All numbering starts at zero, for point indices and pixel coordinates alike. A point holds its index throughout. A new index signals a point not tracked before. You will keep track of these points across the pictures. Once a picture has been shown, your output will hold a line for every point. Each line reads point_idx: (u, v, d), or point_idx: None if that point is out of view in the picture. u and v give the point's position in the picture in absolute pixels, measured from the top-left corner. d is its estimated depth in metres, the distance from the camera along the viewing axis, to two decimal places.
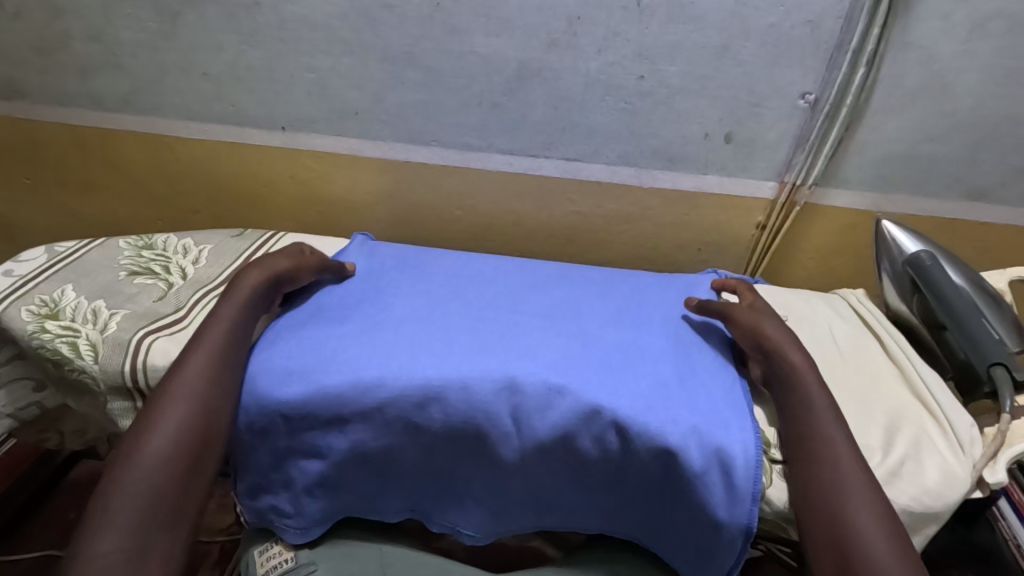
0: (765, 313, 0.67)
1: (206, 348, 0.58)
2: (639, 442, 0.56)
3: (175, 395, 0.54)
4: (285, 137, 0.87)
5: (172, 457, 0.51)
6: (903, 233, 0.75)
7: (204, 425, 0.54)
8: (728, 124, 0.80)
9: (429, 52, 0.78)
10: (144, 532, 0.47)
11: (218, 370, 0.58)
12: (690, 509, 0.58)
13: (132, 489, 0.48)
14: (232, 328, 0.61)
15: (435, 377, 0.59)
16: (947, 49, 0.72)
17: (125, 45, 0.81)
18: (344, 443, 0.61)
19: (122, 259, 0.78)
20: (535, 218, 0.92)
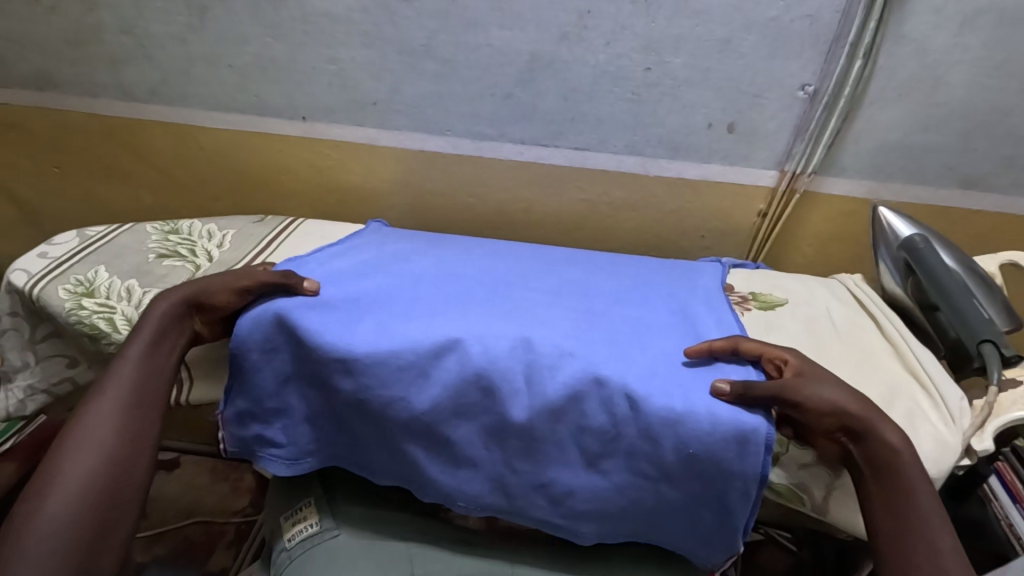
0: (821, 379, 0.58)
1: (106, 399, 0.58)
2: (648, 404, 0.58)
3: (71, 450, 0.55)
4: (305, 127, 0.91)
5: (80, 504, 0.52)
6: (899, 218, 0.78)
7: (109, 478, 0.54)
8: (731, 114, 0.83)
9: (445, 45, 0.81)
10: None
11: (122, 420, 0.58)
12: (700, 476, 0.58)
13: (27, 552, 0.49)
14: (138, 371, 0.60)
15: (455, 333, 0.63)
16: (941, 42, 0.75)
17: (154, 37, 0.85)
18: (349, 386, 0.62)
19: (150, 243, 0.82)
20: (544, 206, 0.95)
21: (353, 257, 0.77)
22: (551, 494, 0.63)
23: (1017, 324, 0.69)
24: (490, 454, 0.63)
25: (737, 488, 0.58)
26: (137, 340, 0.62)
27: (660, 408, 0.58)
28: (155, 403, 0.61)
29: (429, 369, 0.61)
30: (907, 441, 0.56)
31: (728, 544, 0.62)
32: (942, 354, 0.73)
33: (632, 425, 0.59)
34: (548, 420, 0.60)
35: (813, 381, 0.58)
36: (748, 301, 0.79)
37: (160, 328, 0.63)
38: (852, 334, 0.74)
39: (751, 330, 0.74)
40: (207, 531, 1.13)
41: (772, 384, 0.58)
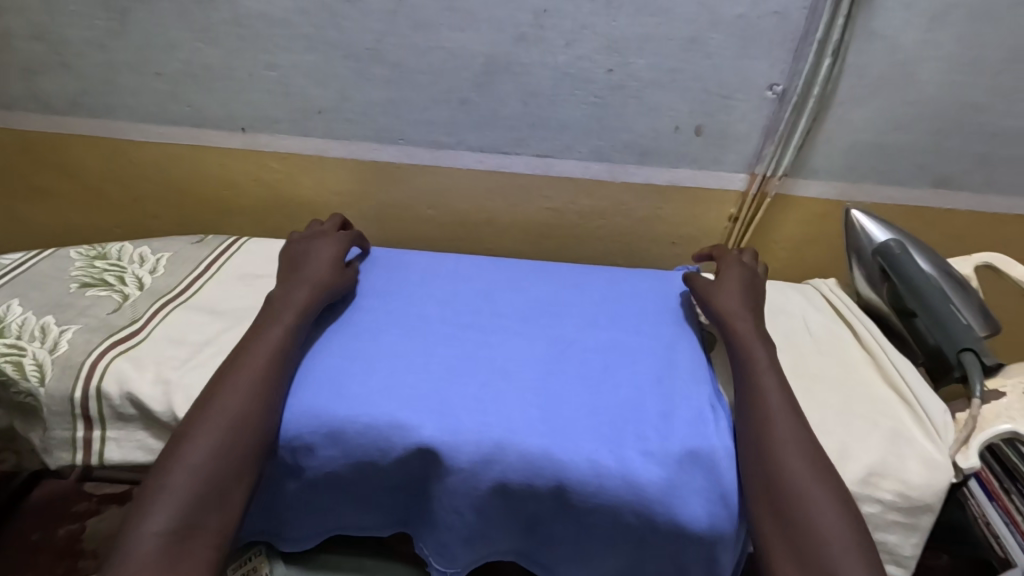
0: (730, 287, 0.69)
1: (250, 364, 0.57)
2: (630, 465, 0.55)
3: (230, 387, 0.55)
4: (246, 138, 0.84)
5: (228, 441, 0.52)
6: (872, 222, 0.75)
7: (241, 444, 0.53)
8: (698, 117, 0.79)
9: (394, 48, 0.75)
10: (174, 544, 0.47)
11: (262, 388, 0.56)
12: (677, 539, 0.55)
13: (164, 499, 0.49)
14: (282, 333, 0.61)
15: (415, 391, 0.59)
16: (911, 38, 0.72)
17: (71, 43, 0.77)
18: (315, 464, 0.57)
19: (72, 270, 0.74)
20: (508, 215, 0.91)
21: None
22: (539, 534, 0.59)
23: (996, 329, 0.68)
24: (464, 517, 0.56)
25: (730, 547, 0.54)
26: (286, 307, 0.64)
27: (643, 454, 0.56)
28: (284, 381, 0.58)
29: (389, 437, 0.56)
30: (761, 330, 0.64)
31: None
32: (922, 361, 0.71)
33: (615, 478, 0.54)
34: (524, 472, 0.55)
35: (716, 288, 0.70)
36: None
37: (296, 316, 0.63)
38: (831, 345, 0.71)
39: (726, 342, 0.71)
40: None
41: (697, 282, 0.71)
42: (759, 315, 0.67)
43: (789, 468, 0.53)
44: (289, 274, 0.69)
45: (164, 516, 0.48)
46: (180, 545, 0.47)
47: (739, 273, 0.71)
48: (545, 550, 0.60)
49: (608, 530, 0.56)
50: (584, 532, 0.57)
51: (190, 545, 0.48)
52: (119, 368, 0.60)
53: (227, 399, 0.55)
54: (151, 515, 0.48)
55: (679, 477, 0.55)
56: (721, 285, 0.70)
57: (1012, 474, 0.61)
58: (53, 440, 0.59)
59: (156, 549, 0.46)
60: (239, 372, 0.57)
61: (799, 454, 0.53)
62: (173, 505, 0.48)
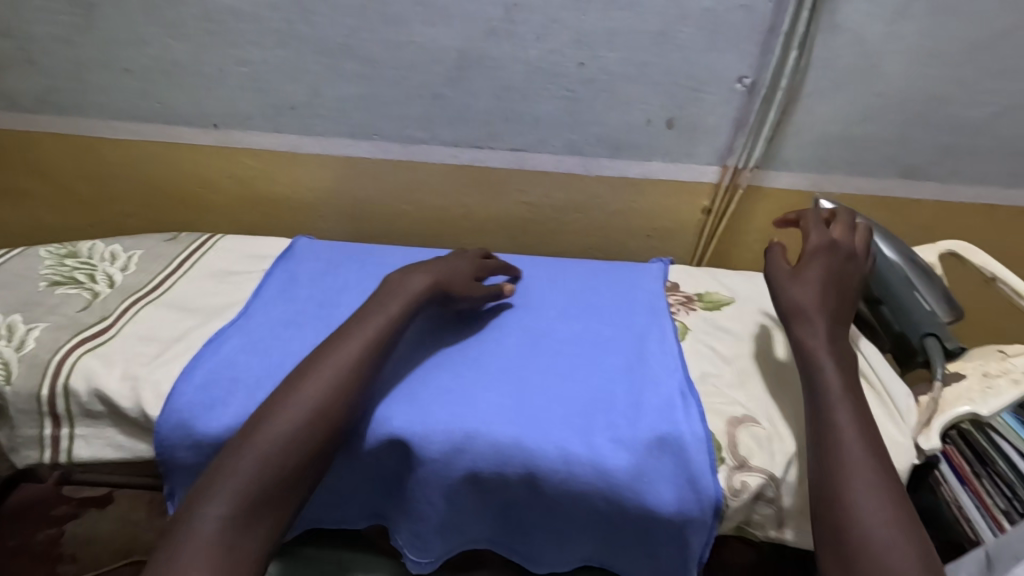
0: (805, 279, 0.60)
1: (342, 354, 0.55)
2: (600, 451, 0.56)
3: (311, 381, 0.53)
4: (219, 134, 0.84)
5: (298, 439, 0.50)
6: None
7: (309, 447, 0.50)
8: (670, 110, 0.80)
9: (366, 43, 0.75)
10: (233, 530, 0.46)
11: (349, 383, 0.53)
12: (647, 523, 0.55)
13: (226, 480, 0.47)
14: (379, 334, 0.57)
15: (388, 383, 0.60)
16: (875, 30, 0.73)
17: (37, 39, 0.76)
18: None
19: (42, 269, 0.73)
20: (484, 210, 0.91)
21: (289, 289, 0.73)
22: (513, 522, 0.59)
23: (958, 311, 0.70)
24: (436, 506, 0.57)
25: (700, 532, 0.55)
26: (385, 304, 0.61)
27: (612, 441, 0.56)
28: (361, 389, 0.54)
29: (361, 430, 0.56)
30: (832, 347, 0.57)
31: None
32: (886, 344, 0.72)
33: (585, 464, 0.55)
34: (495, 460, 0.55)
35: (790, 278, 0.61)
36: (693, 301, 0.77)
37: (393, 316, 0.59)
38: None
39: (696, 331, 0.71)
40: None
41: (778, 266, 0.63)
42: (846, 322, 0.60)
43: (861, 503, 0.47)
44: (406, 266, 0.67)
45: (226, 498, 0.46)
46: (237, 533, 0.46)
47: (827, 266, 0.61)
48: (520, 538, 0.60)
49: (580, 516, 0.57)
50: (556, 519, 0.57)
51: (245, 536, 0.46)
52: (87, 365, 0.59)
53: (304, 394, 0.52)
54: (213, 501, 0.46)
55: (647, 462, 0.56)
56: (801, 274, 0.61)
57: (981, 456, 0.58)
58: (20, 438, 0.59)
59: (217, 530, 0.45)
60: (324, 363, 0.54)
61: (875, 493, 0.48)
62: (232, 496, 0.47)
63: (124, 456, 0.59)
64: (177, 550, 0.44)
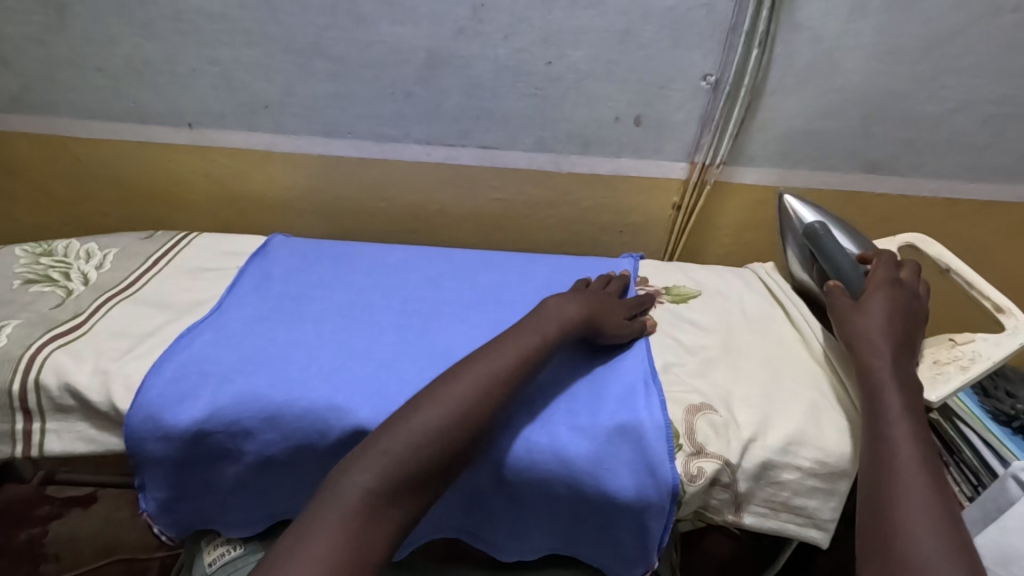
0: (873, 311, 0.61)
1: (501, 356, 0.56)
2: (563, 441, 0.57)
3: (463, 381, 0.54)
4: (194, 133, 0.85)
5: (437, 431, 0.50)
6: (802, 205, 0.79)
7: (446, 442, 0.50)
8: (637, 107, 0.82)
9: (335, 42, 0.76)
10: (370, 508, 0.46)
11: (503, 385, 0.54)
12: (606, 507, 0.57)
13: (374, 458, 0.48)
14: (520, 351, 0.57)
15: (355, 376, 0.61)
16: (833, 28, 0.75)
17: (9, 39, 0.76)
18: (255, 448, 0.58)
19: (17, 267, 0.74)
20: (458, 206, 0.93)
21: (263, 286, 0.74)
22: (481, 510, 0.61)
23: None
24: None
25: (658, 517, 0.56)
26: (548, 325, 0.61)
27: (573, 429, 0.58)
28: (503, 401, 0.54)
29: (328, 422, 0.57)
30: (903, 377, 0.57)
31: (641, 566, 0.60)
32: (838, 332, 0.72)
33: (546, 451, 0.57)
34: None
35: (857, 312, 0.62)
36: (661, 295, 0.78)
37: (539, 338, 0.59)
38: (763, 325, 0.75)
39: (661, 323, 0.73)
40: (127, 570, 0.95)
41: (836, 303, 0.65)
42: (909, 348, 0.60)
43: (908, 500, 0.48)
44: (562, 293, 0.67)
45: (370, 475, 0.47)
46: (373, 513, 0.46)
47: (890, 297, 0.62)
48: (488, 525, 0.62)
49: (542, 502, 0.58)
50: (521, 505, 0.59)
51: (380, 517, 0.46)
52: (58, 361, 0.60)
53: (461, 388, 0.53)
54: (360, 471, 0.48)
55: (607, 450, 0.57)
56: (864, 306, 0.62)
57: (948, 446, 0.67)
58: None
59: (354, 505, 0.46)
60: (489, 360, 0.56)
61: (930, 493, 0.48)
62: (377, 470, 0.48)
63: (96, 448, 0.61)
64: (318, 516, 0.45)
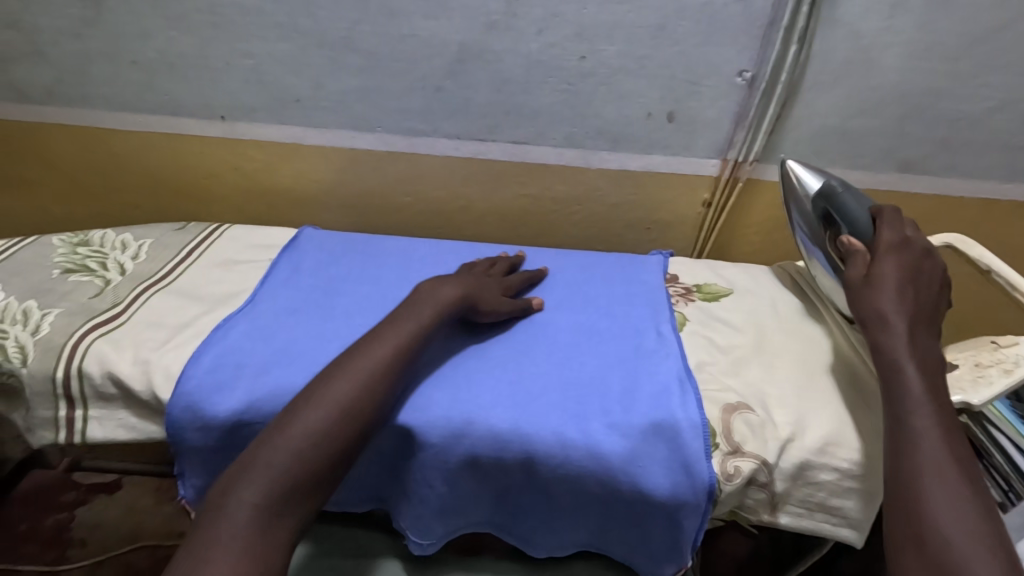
0: (886, 280, 0.59)
1: (377, 351, 0.55)
2: (599, 438, 0.57)
3: (344, 376, 0.53)
4: (225, 126, 0.85)
5: (323, 432, 0.49)
6: (807, 172, 0.75)
7: (334, 445, 0.50)
8: (669, 103, 0.81)
9: (368, 36, 0.76)
10: (265, 518, 0.46)
11: (382, 376, 0.54)
12: (641, 504, 0.57)
13: (259, 471, 0.47)
14: (398, 339, 0.57)
15: None
16: (873, 24, 0.74)
17: (46, 32, 0.77)
18: None
19: (55, 257, 0.75)
20: (486, 201, 0.92)
21: (294, 278, 0.74)
22: (512, 505, 0.61)
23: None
24: (436, 491, 0.58)
25: (693, 514, 0.56)
26: (422, 315, 0.60)
27: (607, 426, 0.58)
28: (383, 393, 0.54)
29: None
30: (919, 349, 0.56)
31: (673, 562, 0.60)
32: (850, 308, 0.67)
33: (581, 448, 0.56)
34: (493, 444, 0.56)
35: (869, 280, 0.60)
36: (692, 293, 0.78)
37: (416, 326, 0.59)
38: (798, 326, 0.74)
39: (693, 322, 0.73)
40: (153, 557, 0.96)
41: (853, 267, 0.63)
42: (930, 324, 0.59)
43: (940, 497, 0.47)
44: (435, 277, 0.66)
45: (256, 491, 0.46)
46: (266, 525, 0.46)
47: (899, 261, 0.61)
48: (518, 520, 0.62)
49: (574, 497, 0.58)
50: (553, 501, 0.59)
51: (274, 528, 0.46)
52: (100, 350, 0.61)
53: (341, 382, 0.52)
54: (248, 484, 0.46)
55: (641, 448, 0.57)
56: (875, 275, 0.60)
57: (977, 450, 0.62)
58: (35, 420, 0.61)
59: (248, 522, 0.45)
60: (366, 358, 0.55)
61: (961, 488, 0.48)
62: (266, 480, 0.47)
63: (136, 436, 0.62)
64: (215, 537, 0.44)
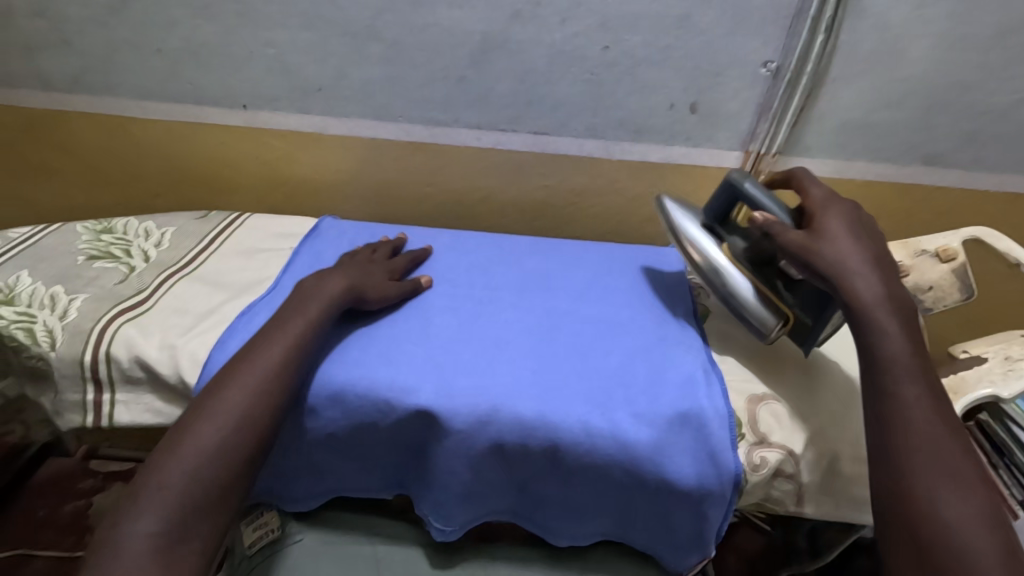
0: (838, 240, 0.58)
1: (263, 357, 0.56)
2: (624, 427, 0.56)
3: (231, 387, 0.53)
4: (247, 115, 0.86)
5: (214, 448, 0.50)
6: (681, 208, 0.69)
7: (229, 460, 0.51)
8: (692, 94, 0.80)
9: (390, 25, 0.76)
10: (163, 546, 0.47)
11: (273, 382, 0.54)
12: (666, 494, 0.57)
13: (153, 499, 0.48)
14: (285, 341, 0.57)
15: (411, 357, 0.61)
16: (901, 14, 0.73)
17: (72, 21, 0.78)
18: (318, 425, 0.59)
19: (80, 243, 0.76)
20: (506, 192, 0.92)
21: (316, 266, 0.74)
22: (534, 493, 0.61)
23: (970, 296, 0.74)
24: (460, 477, 0.58)
25: (718, 503, 0.56)
26: (304, 315, 0.60)
27: (632, 415, 0.57)
28: (274, 399, 0.54)
29: (389, 403, 0.57)
30: (881, 294, 0.55)
31: (696, 551, 0.60)
32: (794, 309, 0.64)
33: (606, 437, 0.56)
34: (518, 432, 0.56)
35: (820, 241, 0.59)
36: None
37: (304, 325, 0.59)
38: None
39: (716, 314, 0.72)
40: None
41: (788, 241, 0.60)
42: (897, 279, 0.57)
43: (931, 472, 0.47)
44: (320, 273, 0.66)
45: (154, 517, 0.47)
46: (164, 553, 0.47)
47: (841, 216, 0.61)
48: (540, 508, 0.62)
49: (598, 485, 0.58)
50: (576, 490, 0.59)
51: (178, 546, 0.47)
52: (128, 335, 0.62)
53: (231, 394, 0.53)
54: (142, 516, 0.47)
55: (666, 437, 0.56)
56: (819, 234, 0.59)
57: (1000, 448, 0.66)
58: (64, 403, 0.62)
59: (146, 549, 0.46)
60: (252, 367, 0.55)
61: (953, 458, 0.48)
62: (162, 506, 0.48)
63: (163, 421, 0.62)
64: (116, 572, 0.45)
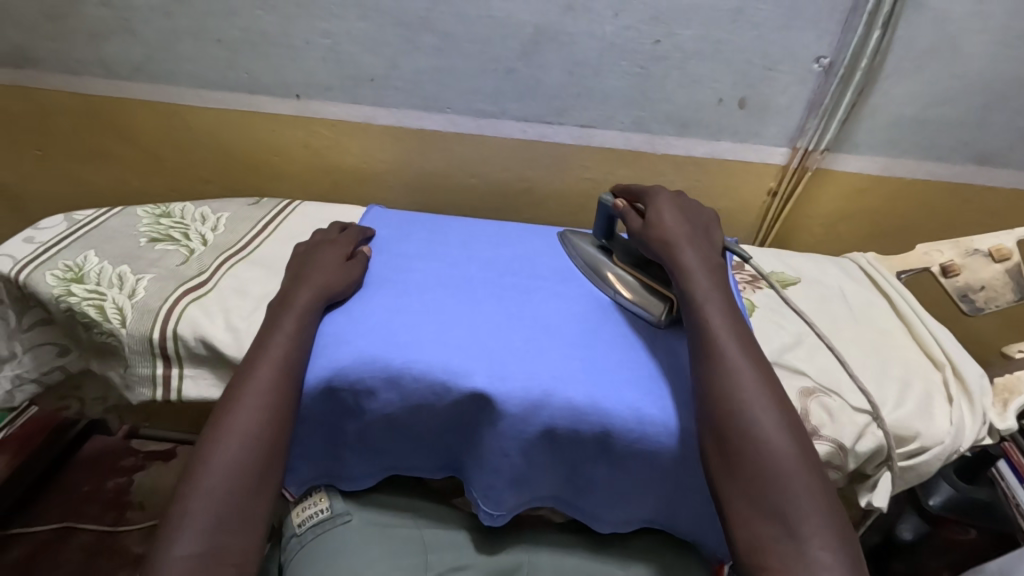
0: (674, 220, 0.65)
1: (262, 373, 0.57)
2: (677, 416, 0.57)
3: (241, 408, 0.56)
4: (299, 104, 0.88)
5: (237, 470, 0.53)
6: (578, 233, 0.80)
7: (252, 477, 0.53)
8: (741, 89, 0.80)
9: (444, 16, 0.77)
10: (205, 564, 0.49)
11: (280, 400, 0.57)
12: None
13: (190, 528, 0.50)
14: (275, 350, 0.59)
15: (461, 343, 0.62)
16: (961, 10, 0.72)
17: (138, 10, 0.81)
18: (376, 406, 0.60)
19: (141, 226, 0.78)
20: (549, 184, 0.93)
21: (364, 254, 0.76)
22: (581, 479, 0.62)
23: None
24: (512, 461, 0.59)
25: None
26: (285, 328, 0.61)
27: (683, 404, 0.58)
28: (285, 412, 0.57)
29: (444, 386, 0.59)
30: (704, 258, 0.62)
31: None
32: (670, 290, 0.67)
33: (659, 426, 0.57)
34: (571, 418, 0.57)
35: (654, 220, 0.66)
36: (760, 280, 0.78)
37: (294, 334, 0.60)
38: (869, 316, 0.73)
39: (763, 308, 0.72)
40: None
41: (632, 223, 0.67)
42: (710, 243, 0.65)
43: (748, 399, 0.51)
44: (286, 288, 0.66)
45: (192, 541, 0.49)
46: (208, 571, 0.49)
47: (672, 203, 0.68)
48: (586, 493, 0.63)
49: (648, 472, 0.59)
50: (625, 476, 0.60)
51: (218, 566, 0.49)
52: (192, 315, 0.64)
53: (242, 414, 0.55)
54: (178, 541, 0.49)
55: None
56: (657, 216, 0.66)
57: None
58: (133, 377, 0.64)
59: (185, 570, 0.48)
60: (254, 383, 0.57)
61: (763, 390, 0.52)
62: (197, 530, 0.50)
63: None
64: None
